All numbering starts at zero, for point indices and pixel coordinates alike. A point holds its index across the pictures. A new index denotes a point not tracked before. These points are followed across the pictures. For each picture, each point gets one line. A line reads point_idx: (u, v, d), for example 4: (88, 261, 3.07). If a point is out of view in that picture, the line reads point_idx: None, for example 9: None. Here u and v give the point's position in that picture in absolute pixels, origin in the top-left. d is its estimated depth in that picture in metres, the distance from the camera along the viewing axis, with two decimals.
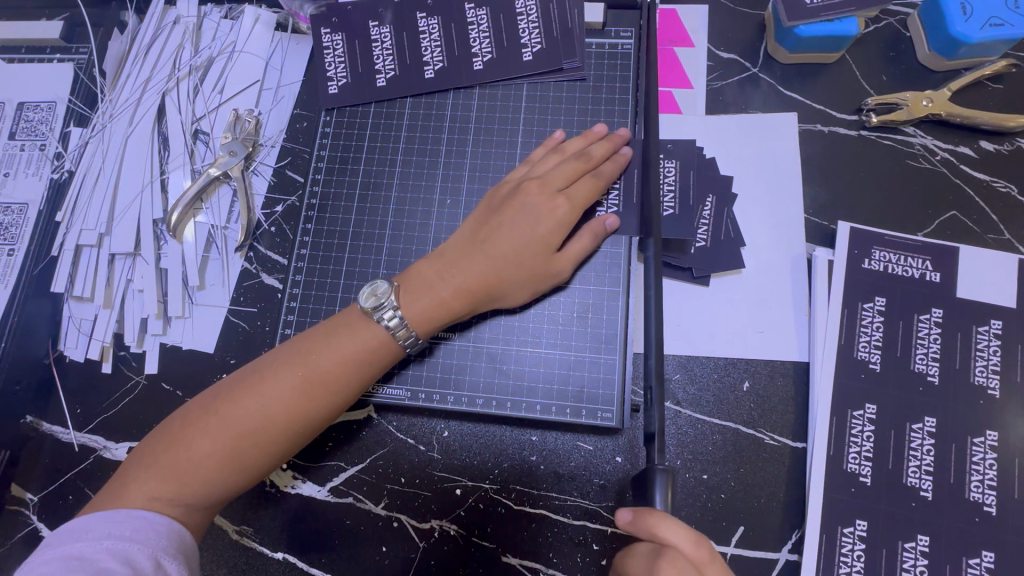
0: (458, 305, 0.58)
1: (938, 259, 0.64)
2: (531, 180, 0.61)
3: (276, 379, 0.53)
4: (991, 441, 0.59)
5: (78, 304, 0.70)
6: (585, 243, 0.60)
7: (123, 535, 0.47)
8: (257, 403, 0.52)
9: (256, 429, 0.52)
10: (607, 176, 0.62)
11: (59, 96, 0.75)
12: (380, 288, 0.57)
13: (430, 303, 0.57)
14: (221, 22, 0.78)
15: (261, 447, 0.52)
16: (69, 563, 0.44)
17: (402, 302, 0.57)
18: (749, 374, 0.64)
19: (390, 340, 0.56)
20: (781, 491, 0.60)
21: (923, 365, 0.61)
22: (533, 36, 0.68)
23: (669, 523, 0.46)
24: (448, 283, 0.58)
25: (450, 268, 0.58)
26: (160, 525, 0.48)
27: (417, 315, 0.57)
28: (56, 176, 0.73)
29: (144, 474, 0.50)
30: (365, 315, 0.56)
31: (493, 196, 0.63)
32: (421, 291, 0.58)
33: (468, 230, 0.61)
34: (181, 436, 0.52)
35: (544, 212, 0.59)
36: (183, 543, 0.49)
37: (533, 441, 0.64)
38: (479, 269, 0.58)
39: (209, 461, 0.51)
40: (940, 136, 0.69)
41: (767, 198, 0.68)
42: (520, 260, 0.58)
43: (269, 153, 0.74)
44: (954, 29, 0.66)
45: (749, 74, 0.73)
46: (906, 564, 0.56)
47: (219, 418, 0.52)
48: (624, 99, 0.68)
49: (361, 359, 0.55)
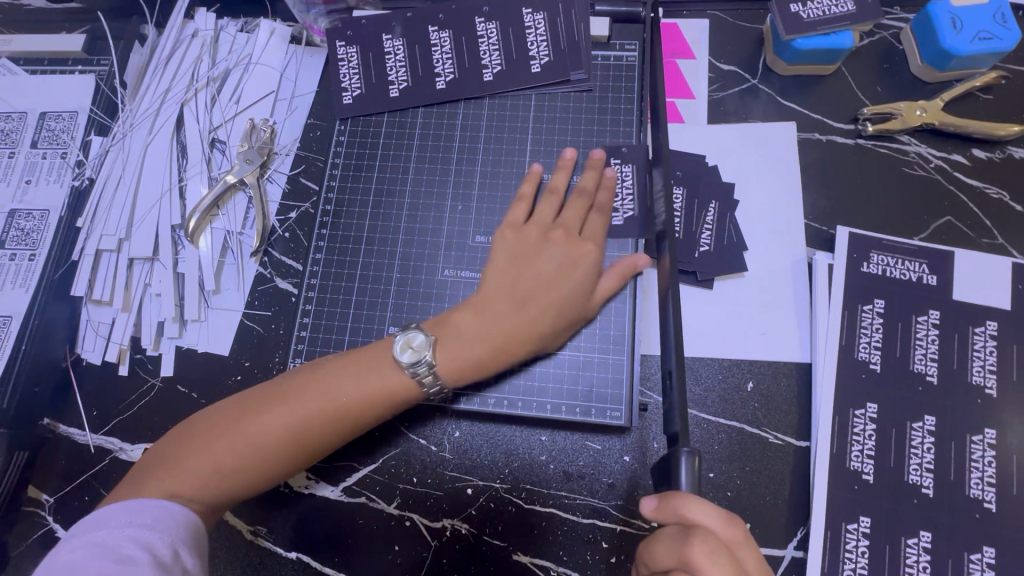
0: (493, 360, 0.58)
1: (934, 263, 0.66)
2: (557, 228, 0.62)
3: (306, 402, 0.54)
4: (990, 439, 0.60)
5: (97, 307, 0.71)
6: (613, 283, 0.62)
7: (145, 523, 0.47)
8: (284, 420, 0.54)
9: (279, 444, 0.54)
10: (606, 208, 0.64)
11: (81, 105, 0.77)
12: (415, 341, 0.57)
13: (465, 357, 0.58)
14: (238, 34, 0.80)
15: (283, 461, 0.54)
16: (93, 550, 0.45)
17: (437, 354, 0.57)
18: (753, 374, 0.65)
19: (415, 385, 0.57)
20: (785, 488, 0.62)
21: (922, 365, 0.63)
22: (541, 48, 0.71)
23: (698, 505, 0.45)
24: (483, 339, 0.58)
25: (484, 322, 0.59)
26: (178, 515, 0.49)
27: (451, 370, 0.57)
28: (77, 183, 0.75)
29: (165, 472, 0.52)
30: (394, 359, 0.57)
31: (515, 239, 0.63)
32: (453, 343, 0.58)
33: (495, 277, 0.61)
34: (206, 440, 0.53)
35: (573, 261, 0.60)
36: (199, 533, 0.50)
37: (542, 441, 0.65)
38: (508, 325, 0.58)
39: (229, 469, 0.52)
40: (933, 144, 0.72)
41: (768, 204, 0.70)
42: (560, 308, 0.59)
43: (284, 162, 0.76)
44: (945, 42, 0.69)
45: (749, 85, 0.76)
46: (909, 559, 0.58)
47: (253, 425, 0.53)
48: (630, 109, 0.70)
49: (389, 392, 0.56)
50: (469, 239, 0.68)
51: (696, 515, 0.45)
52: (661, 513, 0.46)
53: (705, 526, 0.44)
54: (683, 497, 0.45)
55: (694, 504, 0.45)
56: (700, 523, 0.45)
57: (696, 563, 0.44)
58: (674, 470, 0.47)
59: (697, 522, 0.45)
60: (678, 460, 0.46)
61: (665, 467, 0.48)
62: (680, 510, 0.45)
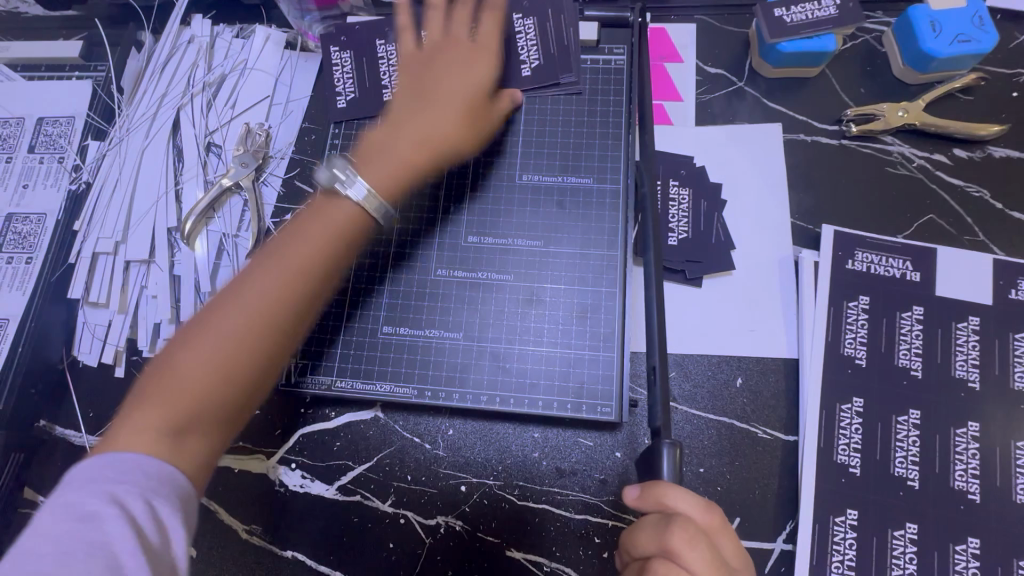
0: (417, 170, 0.59)
1: (918, 260, 0.68)
2: (454, 41, 0.65)
3: (260, 281, 0.50)
4: (973, 432, 0.61)
5: (93, 310, 0.72)
6: (503, 107, 0.69)
7: (107, 474, 0.41)
8: (239, 333, 0.48)
9: (242, 357, 0.48)
10: (498, 7, 0.67)
11: (77, 110, 0.78)
12: (337, 165, 0.55)
13: (387, 171, 0.57)
14: (234, 40, 0.81)
15: (253, 372, 0.48)
16: (54, 509, 0.39)
17: (361, 170, 0.57)
18: (742, 371, 0.66)
19: (361, 217, 0.54)
20: (774, 482, 0.63)
21: (906, 360, 0.64)
22: (531, 53, 0.72)
23: (678, 494, 0.47)
24: (406, 146, 0.59)
25: (403, 131, 0.60)
26: (148, 465, 0.42)
27: (378, 182, 0.56)
28: (74, 187, 0.76)
29: (126, 416, 0.45)
30: (328, 194, 0.55)
31: (411, 56, 0.65)
32: (376, 156, 0.58)
33: (406, 99, 0.62)
34: (162, 371, 0.47)
35: (471, 61, 0.64)
36: (173, 488, 0.43)
37: (535, 438, 0.66)
38: (410, 131, 0.60)
39: (194, 391, 0.46)
40: (915, 145, 0.73)
41: (755, 204, 0.72)
42: (469, 114, 0.63)
43: (279, 165, 0.77)
44: (925, 44, 0.71)
45: (735, 88, 0.77)
46: (896, 551, 0.59)
47: (199, 347, 0.47)
48: (619, 112, 0.72)
49: (342, 224, 0.54)
50: (461, 239, 0.69)
51: (675, 501, 0.47)
52: (644, 501, 0.48)
53: (683, 512, 0.47)
54: (663, 486, 0.48)
55: (674, 492, 0.47)
56: (678, 509, 0.47)
57: (675, 547, 0.46)
58: (654, 463, 0.50)
59: (676, 509, 0.47)
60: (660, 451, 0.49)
61: (647, 461, 0.51)
62: (660, 498, 0.47)
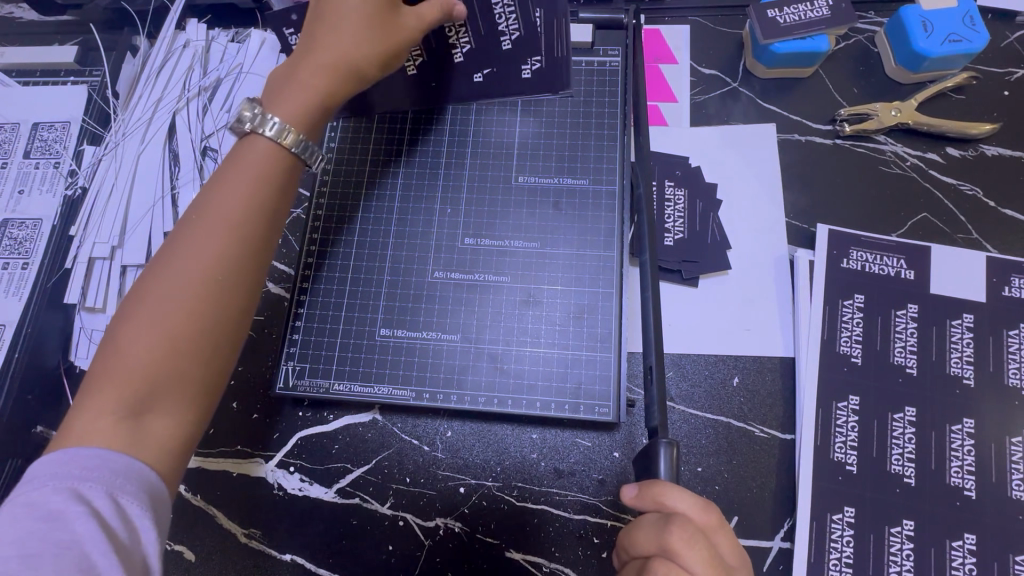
0: (325, 87, 0.54)
1: (912, 258, 0.68)
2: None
3: (188, 242, 0.47)
4: (969, 428, 0.62)
5: (90, 315, 0.72)
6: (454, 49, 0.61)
7: (72, 473, 0.40)
8: (175, 293, 0.46)
9: (185, 316, 0.46)
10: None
11: (73, 115, 0.78)
12: (247, 113, 0.52)
13: (297, 101, 0.53)
14: (229, 44, 0.82)
15: (203, 326, 0.46)
16: (17, 511, 0.39)
17: (270, 108, 0.53)
18: (739, 370, 0.67)
19: (278, 149, 0.51)
20: (772, 481, 0.63)
21: (901, 357, 0.65)
22: (510, 22, 0.63)
23: (676, 492, 0.48)
24: (306, 68, 0.54)
25: (306, 56, 0.55)
26: (116, 456, 0.42)
27: (287, 112, 0.53)
28: (69, 192, 0.75)
29: (79, 410, 0.43)
30: (245, 139, 0.52)
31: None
32: (284, 94, 0.53)
33: (309, 31, 0.56)
34: (107, 353, 0.45)
35: None
36: (145, 480, 0.42)
37: (533, 439, 0.66)
38: (313, 59, 0.54)
39: (146, 362, 0.44)
40: (909, 144, 0.74)
41: (750, 204, 0.72)
42: (376, 15, 0.55)
43: None
44: (917, 44, 0.71)
45: (730, 89, 0.78)
46: (893, 548, 0.59)
47: (140, 323, 0.45)
48: (614, 113, 0.72)
49: (265, 172, 0.51)
50: (458, 241, 0.70)
51: (673, 499, 0.47)
52: (641, 500, 0.49)
53: (681, 510, 0.47)
54: (662, 485, 0.48)
55: (671, 490, 0.48)
56: (675, 506, 0.47)
57: (673, 546, 0.46)
58: (653, 461, 0.51)
59: (673, 507, 0.47)
60: (657, 449, 0.50)
61: (645, 459, 0.52)
62: (657, 496, 0.48)
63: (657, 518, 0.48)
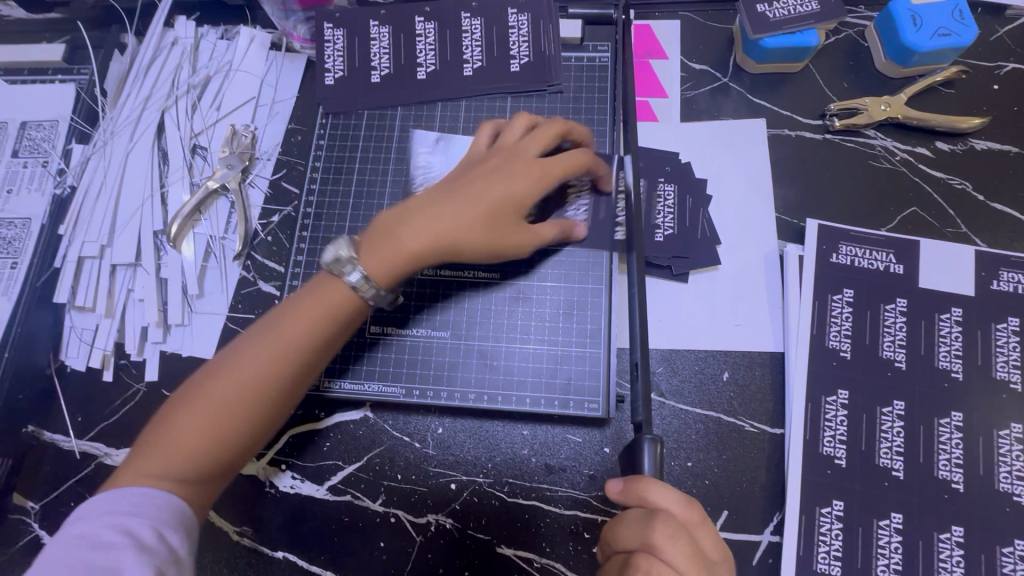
0: (413, 262, 0.58)
1: (901, 252, 0.68)
2: (507, 147, 0.63)
3: (249, 347, 0.54)
4: (956, 421, 0.62)
5: (81, 314, 0.72)
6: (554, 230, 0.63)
7: (122, 509, 0.48)
8: (226, 390, 0.52)
9: (234, 408, 0.52)
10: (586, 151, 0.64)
11: (61, 114, 0.78)
12: (343, 242, 0.57)
13: (388, 250, 0.58)
14: (219, 41, 0.81)
15: (247, 419, 0.53)
16: (74, 540, 0.46)
17: (360, 250, 0.57)
18: (729, 365, 0.67)
19: (356, 297, 0.56)
20: (761, 475, 0.63)
21: (890, 351, 0.65)
22: (521, 49, 0.73)
23: (661, 490, 0.48)
24: (406, 235, 0.58)
25: (410, 220, 0.59)
26: (158, 499, 0.50)
27: (373, 265, 0.57)
28: (58, 191, 0.75)
29: (131, 462, 0.51)
30: (329, 273, 0.57)
31: (474, 156, 0.65)
32: (383, 235, 0.58)
33: (441, 190, 0.61)
34: (166, 417, 0.53)
35: (516, 173, 0.60)
36: (183, 515, 0.51)
37: (524, 435, 0.66)
38: (455, 208, 0.59)
39: (195, 436, 0.51)
40: (898, 138, 0.74)
41: (740, 199, 0.72)
42: (494, 218, 0.59)
43: (266, 166, 0.77)
44: (906, 39, 0.71)
45: (720, 84, 0.78)
46: (881, 541, 0.59)
47: (200, 398, 0.52)
48: (603, 109, 0.72)
49: (329, 314, 0.55)
50: None
51: (656, 497, 0.47)
52: (626, 496, 0.49)
53: (665, 507, 0.47)
54: (646, 481, 0.48)
55: (655, 487, 0.48)
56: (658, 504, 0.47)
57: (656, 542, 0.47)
58: (636, 459, 0.50)
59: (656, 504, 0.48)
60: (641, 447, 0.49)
61: (630, 456, 0.51)
62: (641, 494, 0.48)
63: (642, 514, 0.48)
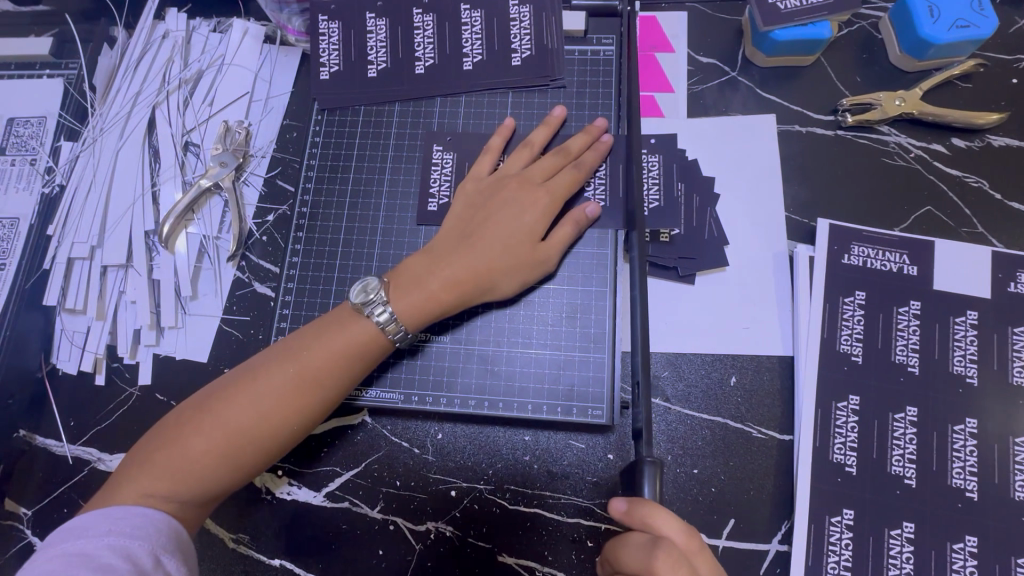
0: (445, 299, 0.59)
1: (915, 253, 0.66)
2: (513, 177, 0.64)
3: (270, 377, 0.54)
4: (971, 428, 0.60)
5: (71, 316, 0.70)
6: (567, 230, 0.62)
7: (124, 531, 0.47)
8: (244, 419, 0.52)
9: (246, 436, 0.52)
10: (588, 165, 0.64)
11: (49, 110, 0.76)
12: (370, 285, 0.58)
13: (419, 295, 0.58)
14: (211, 35, 0.79)
15: (257, 447, 0.53)
16: (72, 559, 0.44)
17: (392, 298, 0.58)
18: (736, 369, 0.65)
19: (380, 335, 0.57)
20: (769, 483, 0.62)
21: (903, 356, 0.63)
22: (523, 42, 0.70)
23: (664, 515, 0.46)
24: (436, 277, 0.59)
25: (437, 263, 0.60)
26: (158, 522, 0.49)
27: (406, 309, 0.58)
28: (47, 190, 0.73)
29: (132, 476, 0.51)
30: (355, 311, 0.58)
31: (474, 190, 0.64)
32: (409, 287, 0.59)
33: (460, 230, 0.62)
34: (175, 435, 0.52)
35: (526, 205, 0.62)
36: (181, 541, 0.50)
37: (526, 441, 0.65)
38: (475, 256, 0.60)
39: (203, 459, 0.51)
40: (913, 134, 0.71)
41: (749, 198, 0.70)
42: (512, 250, 0.61)
43: (260, 164, 0.75)
44: (923, 30, 0.69)
45: (728, 78, 0.75)
46: (893, 551, 0.58)
47: (214, 419, 0.52)
48: (608, 104, 0.70)
49: (355, 354, 0.56)
50: None
51: (658, 523, 0.46)
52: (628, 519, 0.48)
53: (668, 534, 0.46)
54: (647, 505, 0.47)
55: (660, 513, 0.47)
56: (662, 530, 0.46)
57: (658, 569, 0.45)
58: (638, 481, 0.49)
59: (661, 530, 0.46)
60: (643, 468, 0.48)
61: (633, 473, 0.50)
62: (645, 519, 0.46)
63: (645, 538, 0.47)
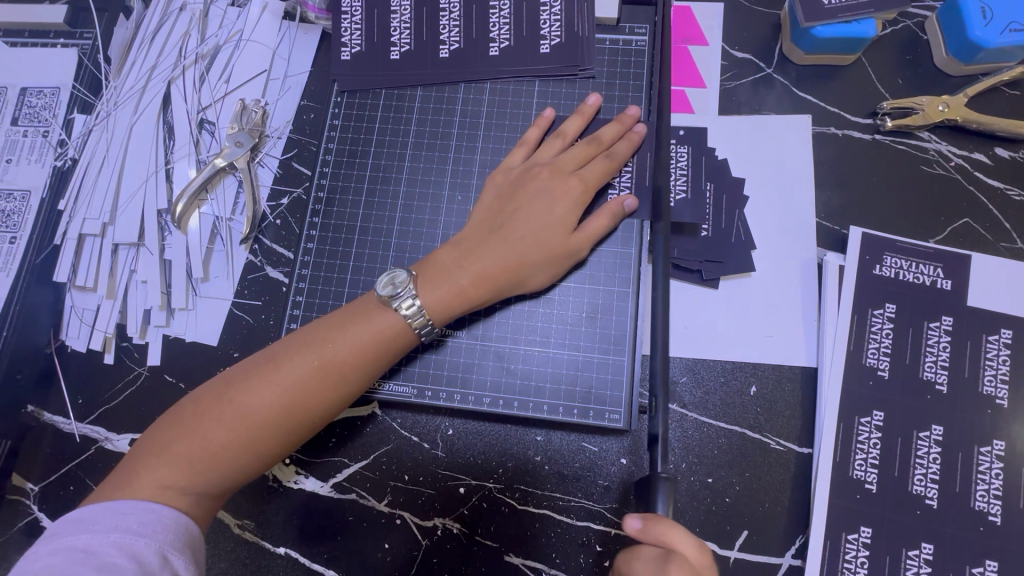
0: (477, 293, 0.58)
1: (949, 267, 0.64)
2: (543, 165, 0.62)
3: (292, 368, 0.52)
4: (998, 451, 0.59)
5: (81, 294, 0.70)
6: (602, 222, 0.60)
7: (130, 528, 0.46)
8: (265, 410, 0.51)
9: (269, 427, 0.52)
10: (621, 155, 0.62)
11: (63, 82, 0.74)
12: (398, 277, 0.56)
13: (447, 289, 0.57)
14: (229, 9, 0.76)
15: (278, 438, 0.52)
16: (76, 555, 0.44)
17: (420, 291, 0.56)
18: (757, 378, 0.63)
19: (407, 329, 0.56)
20: (786, 496, 0.60)
21: (932, 373, 0.61)
22: (553, 28, 0.67)
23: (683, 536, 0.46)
24: (465, 271, 0.57)
25: (466, 256, 0.58)
26: (167, 519, 0.48)
27: (433, 304, 0.56)
28: (58, 163, 0.72)
29: (148, 465, 0.50)
30: (379, 304, 0.56)
31: (505, 182, 0.63)
32: (439, 280, 0.57)
33: (486, 222, 0.60)
34: (192, 425, 0.51)
35: (558, 195, 0.60)
36: (189, 536, 0.49)
37: (538, 441, 0.63)
38: (505, 251, 0.58)
39: (223, 451, 0.51)
40: (954, 142, 0.68)
41: (779, 202, 0.68)
42: (543, 241, 0.59)
43: (276, 145, 0.73)
44: (973, 33, 0.66)
45: (764, 75, 0.72)
46: (910, 571, 0.57)
47: (233, 408, 0.51)
48: (638, 97, 0.67)
49: (380, 348, 0.55)
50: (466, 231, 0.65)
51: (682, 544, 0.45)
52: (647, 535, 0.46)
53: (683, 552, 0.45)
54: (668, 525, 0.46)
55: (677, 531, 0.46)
56: (680, 546, 0.45)
57: None
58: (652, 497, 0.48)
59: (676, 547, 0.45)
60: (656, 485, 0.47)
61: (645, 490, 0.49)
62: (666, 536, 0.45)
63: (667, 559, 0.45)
